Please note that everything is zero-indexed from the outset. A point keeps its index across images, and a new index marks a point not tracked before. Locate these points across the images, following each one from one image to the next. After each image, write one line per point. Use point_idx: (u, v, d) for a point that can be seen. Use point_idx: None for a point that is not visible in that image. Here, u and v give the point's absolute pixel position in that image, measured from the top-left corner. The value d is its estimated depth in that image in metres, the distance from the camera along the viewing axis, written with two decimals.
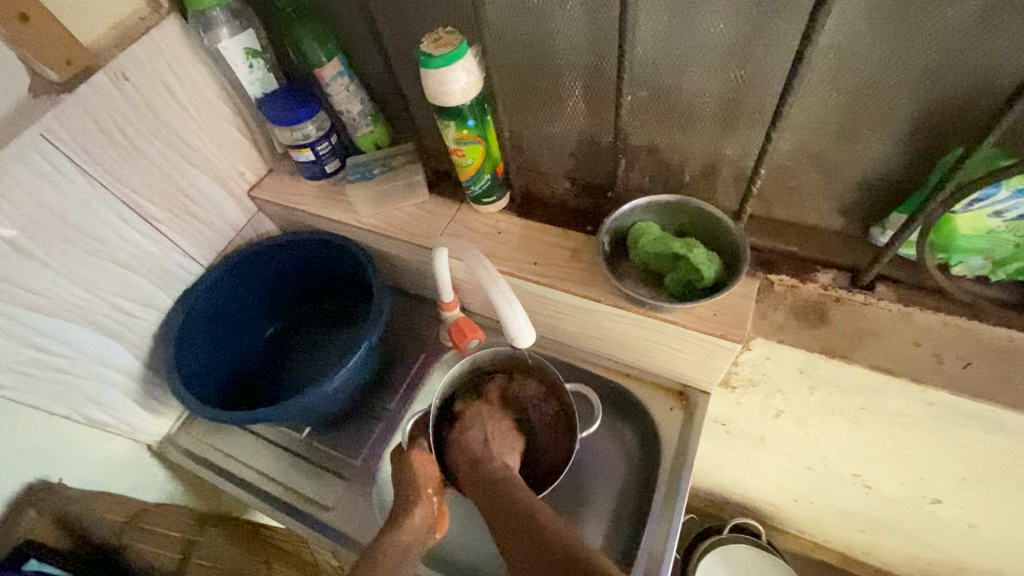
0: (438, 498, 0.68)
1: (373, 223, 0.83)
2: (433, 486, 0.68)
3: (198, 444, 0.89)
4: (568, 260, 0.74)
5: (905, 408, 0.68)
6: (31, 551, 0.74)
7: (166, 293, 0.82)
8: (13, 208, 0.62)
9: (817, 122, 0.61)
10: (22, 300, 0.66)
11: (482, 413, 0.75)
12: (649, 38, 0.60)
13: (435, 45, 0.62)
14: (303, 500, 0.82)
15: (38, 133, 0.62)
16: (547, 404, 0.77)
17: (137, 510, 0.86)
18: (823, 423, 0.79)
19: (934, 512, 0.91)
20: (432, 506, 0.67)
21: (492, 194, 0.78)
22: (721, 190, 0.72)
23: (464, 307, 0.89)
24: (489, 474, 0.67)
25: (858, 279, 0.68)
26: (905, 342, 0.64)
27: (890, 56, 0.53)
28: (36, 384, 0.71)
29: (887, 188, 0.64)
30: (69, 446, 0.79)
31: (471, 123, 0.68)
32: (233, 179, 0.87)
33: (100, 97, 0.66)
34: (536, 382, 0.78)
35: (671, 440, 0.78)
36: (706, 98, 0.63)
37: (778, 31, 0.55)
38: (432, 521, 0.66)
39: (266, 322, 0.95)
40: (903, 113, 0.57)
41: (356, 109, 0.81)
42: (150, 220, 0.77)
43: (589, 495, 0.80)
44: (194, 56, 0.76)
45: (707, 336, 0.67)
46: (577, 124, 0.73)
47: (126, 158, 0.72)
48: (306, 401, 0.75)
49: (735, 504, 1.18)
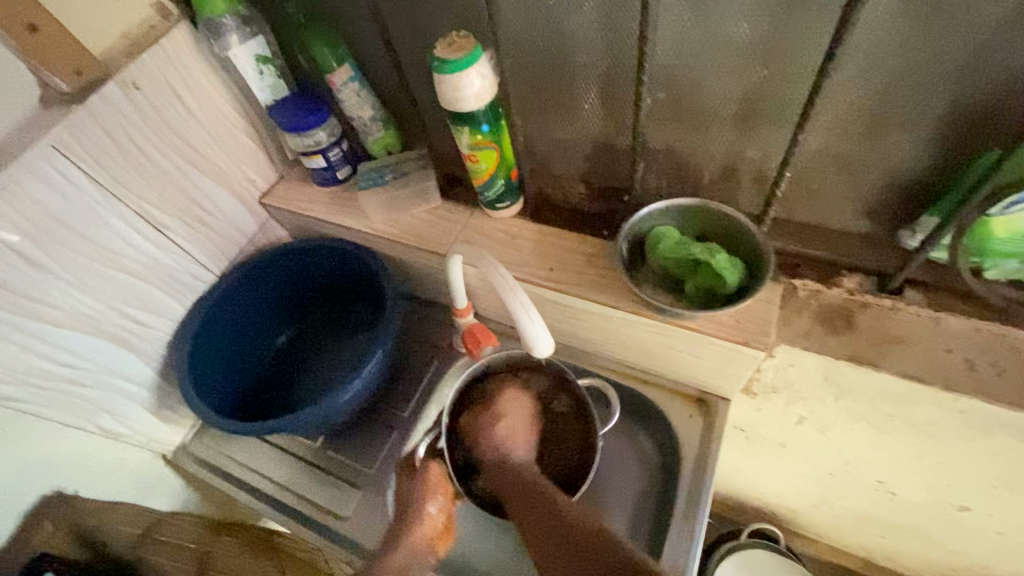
0: (441, 516, 0.68)
1: (386, 230, 0.82)
2: (439, 504, 0.68)
3: (211, 452, 0.89)
4: (585, 265, 0.72)
5: (933, 415, 0.66)
6: (46, 564, 0.76)
7: (179, 302, 0.82)
8: (26, 220, 0.62)
9: (844, 122, 0.59)
10: (35, 312, 0.66)
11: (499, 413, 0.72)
12: (668, 38, 0.58)
13: (448, 50, 0.61)
14: (317, 510, 0.81)
15: (49, 145, 0.62)
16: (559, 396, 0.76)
17: (152, 521, 0.89)
18: (847, 430, 0.78)
19: (961, 520, 0.88)
20: (432, 525, 0.67)
21: (506, 199, 0.76)
22: (742, 193, 0.71)
23: (478, 313, 0.87)
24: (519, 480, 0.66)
25: (885, 283, 0.66)
26: (935, 348, 0.62)
27: (924, 54, 0.51)
28: (50, 396, 0.71)
29: (917, 189, 0.62)
30: (83, 458, 0.79)
31: (485, 128, 0.66)
32: (245, 187, 0.86)
33: (110, 107, 0.66)
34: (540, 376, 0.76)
35: (690, 447, 0.77)
36: (727, 99, 0.61)
37: (803, 29, 0.53)
38: (432, 539, 0.66)
39: (279, 329, 0.94)
40: (936, 111, 0.54)
41: (367, 115, 0.81)
42: (162, 230, 0.76)
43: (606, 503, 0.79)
44: (204, 63, 0.75)
45: (729, 343, 0.65)
46: (592, 127, 0.71)
47: (137, 168, 0.71)
48: (319, 412, 0.74)
49: (752, 508, 1.16)
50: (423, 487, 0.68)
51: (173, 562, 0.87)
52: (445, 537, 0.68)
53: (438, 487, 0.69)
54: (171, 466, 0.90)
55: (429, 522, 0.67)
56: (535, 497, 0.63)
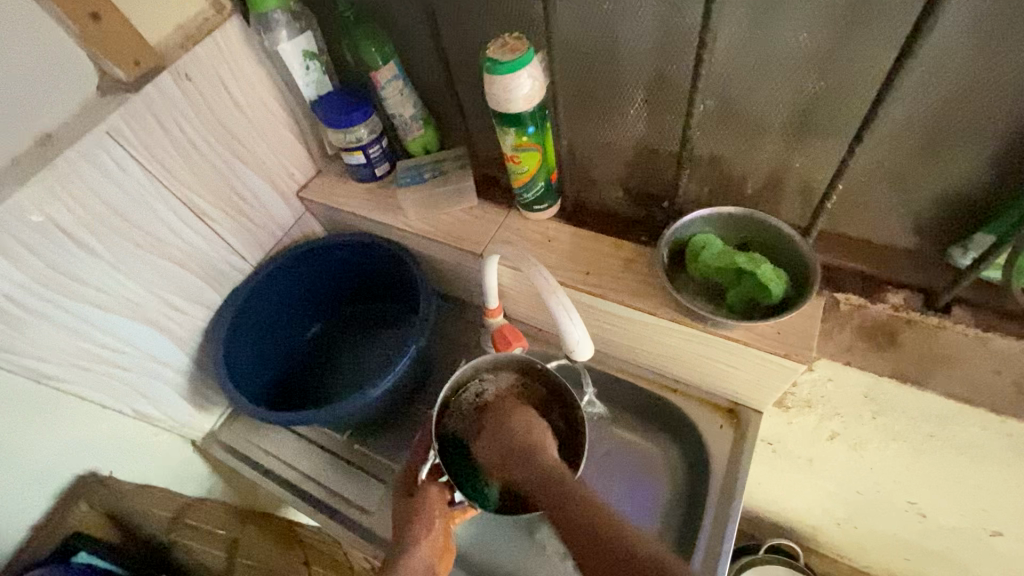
0: (442, 536, 0.65)
1: (422, 227, 0.82)
2: (439, 523, 0.65)
3: (239, 440, 0.89)
4: (622, 270, 0.72)
5: (976, 437, 0.65)
6: (81, 544, 0.79)
7: (215, 290, 0.83)
8: (78, 204, 0.63)
9: (899, 137, 0.58)
10: (80, 293, 0.67)
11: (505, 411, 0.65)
12: (725, 45, 0.58)
13: (503, 51, 0.61)
14: (342, 502, 0.82)
15: (104, 131, 0.63)
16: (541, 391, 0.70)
17: (182, 505, 0.89)
18: (881, 448, 0.76)
19: (993, 545, 0.86)
20: (434, 545, 0.65)
21: (544, 202, 0.76)
22: (786, 204, 0.70)
23: (508, 314, 0.88)
24: (539, 475, 0.56)
25: (933, 301, 0.65)
26: (984, 368, 0.61)
27: (990, 66, 0.50)
28: (90, 376, 0.72)
29: (969, 208, 0.61)
30: (118, 439, 0.80)
31: (531, 130, 0.67)
32: (284, 180, 0.87)
33: (164, 97, 0.67)
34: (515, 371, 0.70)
35: (721, 457, 0.76)
36: (778, 108, 0.61)
37: (864, 43, 0.53)
38: (433, 559, 0.65)
39: (310, 322, 0.95)
40: (996, 128, 0.54)
41: (409, 113, 0.81)
42: (203, 218, 0.77)
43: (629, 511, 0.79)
44: (253, 57, 0.76)
45: (770, 355, 0.64)
46: (635, 133, 0.71)
47: (184, 157, 0.72)
48: (352, 406, 0.75)
49: (770, 523, 1.15)
50: (421, 509, 0.65)
51: (205, 546, 0.89)
52: (446, 555, 0.66)
53: (441, 509, 0.66)
54: (199, 451, 0.92)
55: (430, 545, 0.64)
56: (562, 500, 0.52)
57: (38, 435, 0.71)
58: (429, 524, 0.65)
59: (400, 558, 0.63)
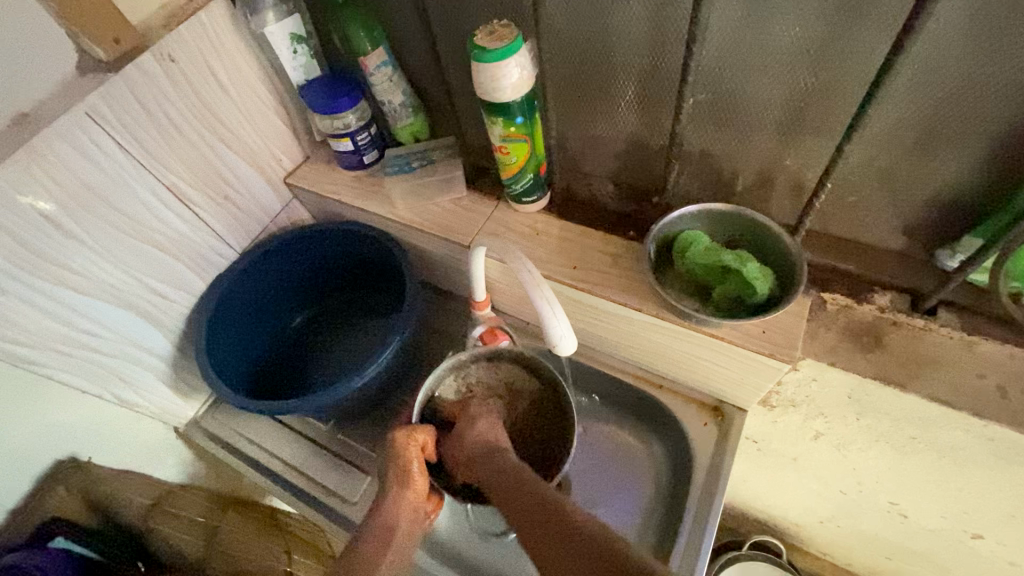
0: (421, 478, 0.64)
1: (408, 217, 0.81)
2: (416, 467, 0.63)
3: (222, 428, 0.88)
4: (610, 265, 0.71)
5: (959, 441, 0.65)
6: (58, 528, 0.79)
7: (199, 276, 0.82)
8: (55, 185, 0.62)
9: (888, 138, 0.57)
10: (57, 277, 0.66)
11: (465, 420, 0.67)
12: (716, 39, 0.57)
13: (490, 38, 0.60)
14: (324, 492, 0.81)
15: (82, 111, 0.62)
16: (481, 377, 0.73)
17: (162, 492, 0.89)
18: (865, 449, 0.76)
19: (974, 547, 0.87)
20: (416, 489, 0.63)
21: (533, 194, 0.75)
22: (776, 201, 0.69)
23: (495, 307, 0.87)
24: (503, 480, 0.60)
25: (919, 304, 0.65)
26: (967, 372, 0.61)
27: (985, 69, 0.49)
28: (69, 361, 0.71)
29: (960, 209, 0.60)
30: (98, 424, 0.79)
31: (519, 120, 0.65)
32: (270, 165, 0.86)
33: (145, 78, 0.66)
34: (487, 368, 0.73)
35: (705, 455, 0.76)
36: (770, 104, 0.60)
37: (859, 41, 0.52)
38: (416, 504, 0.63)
39: (296, 310, 0.94)
40: (988, 129, 0.53)
41: (398, 100, 0.80)
42: (186, 202, 0.76)
43: (609, 512, 0.78)
44: (238, 39, 0.74)
45: (756, 355, 0.64)
46: (627, 126, 0.70)
47: (167, 140, 0.71)
48: (334, 397, 0.74)
49: (755, 521, 1.15)
50: (394, 454, 0.63)
51: (184, 535, 0.88)
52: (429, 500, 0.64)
53: (413, 452, 0.63)
54: (182, 437, 0.91)
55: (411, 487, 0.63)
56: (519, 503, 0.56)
57: (15, 419, 0.70)
58: (406, 469, 0.63)
59: (384, 503, 0.62)
